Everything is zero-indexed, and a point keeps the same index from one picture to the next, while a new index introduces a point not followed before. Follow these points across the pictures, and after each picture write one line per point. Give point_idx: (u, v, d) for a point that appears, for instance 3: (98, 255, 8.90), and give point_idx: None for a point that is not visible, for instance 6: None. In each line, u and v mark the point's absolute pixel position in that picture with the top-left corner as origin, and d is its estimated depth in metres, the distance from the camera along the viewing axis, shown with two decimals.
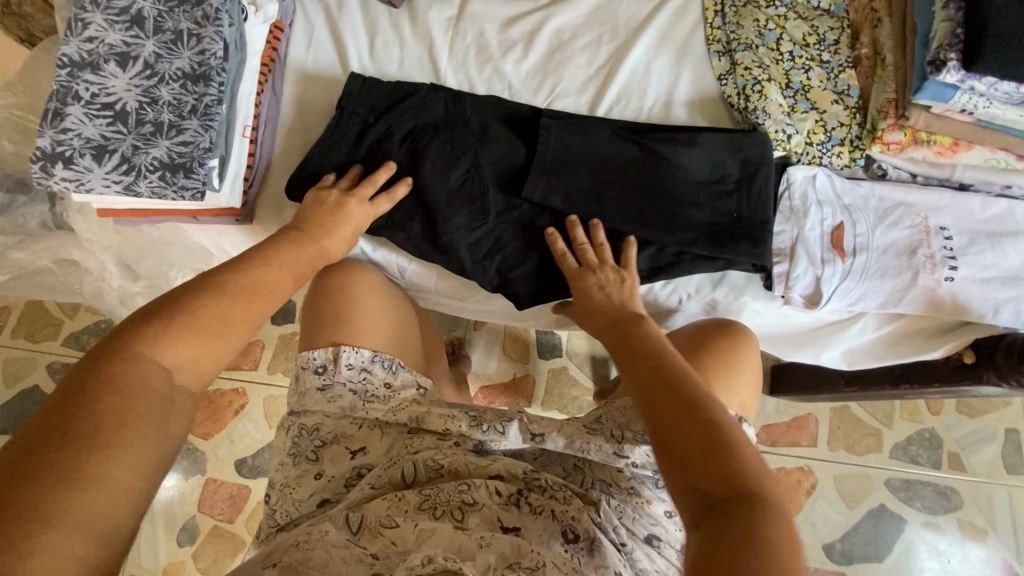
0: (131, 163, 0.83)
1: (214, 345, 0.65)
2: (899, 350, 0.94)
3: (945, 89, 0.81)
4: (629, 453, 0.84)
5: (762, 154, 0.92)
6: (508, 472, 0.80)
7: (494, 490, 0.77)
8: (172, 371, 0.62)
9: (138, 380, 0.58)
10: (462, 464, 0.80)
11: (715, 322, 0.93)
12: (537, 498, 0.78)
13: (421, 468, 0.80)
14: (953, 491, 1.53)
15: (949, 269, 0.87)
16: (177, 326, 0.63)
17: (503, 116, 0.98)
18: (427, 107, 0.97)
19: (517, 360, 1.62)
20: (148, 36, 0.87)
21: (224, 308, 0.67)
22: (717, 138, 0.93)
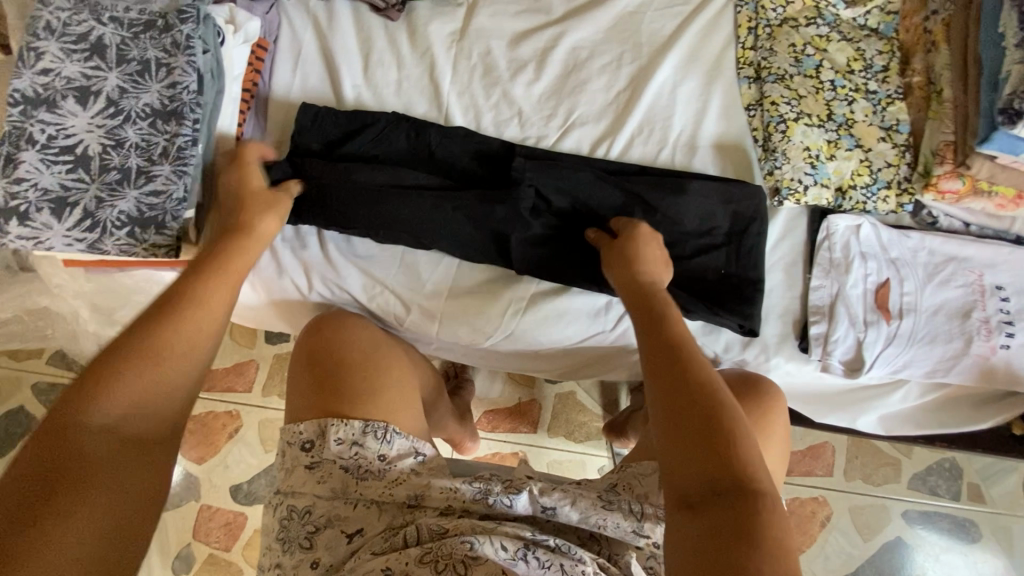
0: (95, 218, 0.73)
1: (173, 388, 0.55)
2: (943, 417, 0.86)
3: (1015, 142, 0.72)
4: (648, 533, 0.75)
5: (756, 207, 0.85)
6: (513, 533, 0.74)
7: (500, 544, 0.70)
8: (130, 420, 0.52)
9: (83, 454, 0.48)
10: (467, 527, 0.73)
11: (738, 375, 0.82)
12: (546, 552, 0.71)
13: (424, 531, 0.73)
14: (972, 523, 1.48)
15: (1006, 335, 0.79)
16: (133, 373, 0.53)
17: (472, 151, 0.91)
18: (389, 141, 0.90)
19: (522, 384, 1.56)
20: (111, 68, 0.76)
21: (174, 349, 0.56)
22: (706, 186, 0.86)
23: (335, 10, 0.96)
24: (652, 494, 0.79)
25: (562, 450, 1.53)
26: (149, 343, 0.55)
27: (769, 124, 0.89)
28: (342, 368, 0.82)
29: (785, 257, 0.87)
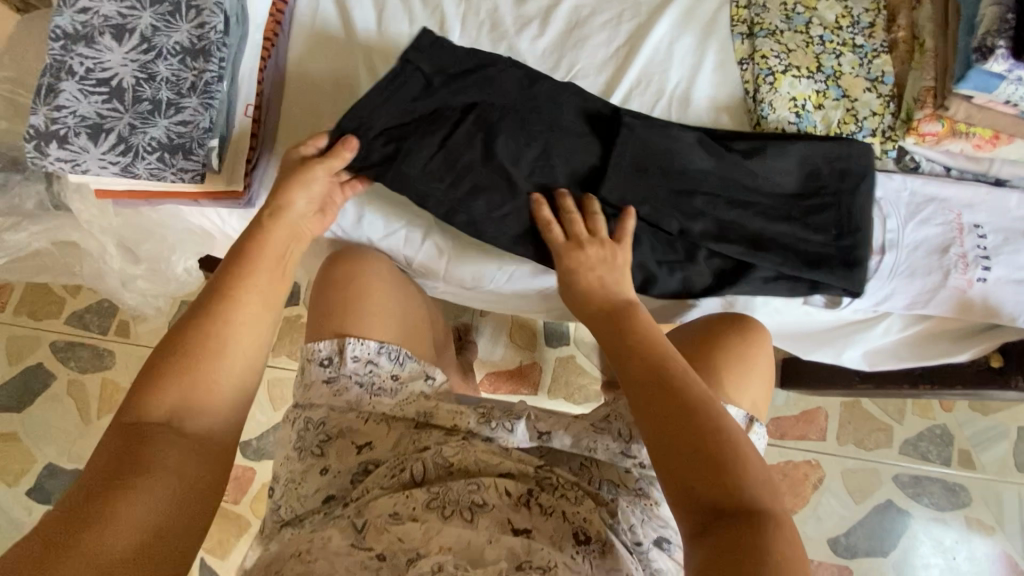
0: (128, 143, 0.79)
1: (209, 394, 0.66)
2: (924, 351, 0.91)
3: (990, 78, 0.76)
4: (636, 453, 0.81)
5: (866, 167, 0.86)
6: (517, 470, 0.79)
7: (504, 491, 0.75)
8: (177, 409, 0.64)
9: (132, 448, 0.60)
10: (476, 456, 0.79)
11: (727, 317, 0.89)
12: (548, 497, 0.76)
13: (430, 466, 0.78)
14: (962, 488, 1.51)
15: (982, 269, 0.83)
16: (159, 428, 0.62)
17: (579, 108, 0.90)
18: (495, 86, 0.87)
19: (523, 348, 1.60)
20: (144, 8, 0.82)
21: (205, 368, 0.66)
22: (818, 146, 0.87)
23: None
24: None
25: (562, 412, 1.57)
26: (201, 343, 0.67)
27: (759, 76, 0.94)
28: (363, 298, 0.87)
29: None
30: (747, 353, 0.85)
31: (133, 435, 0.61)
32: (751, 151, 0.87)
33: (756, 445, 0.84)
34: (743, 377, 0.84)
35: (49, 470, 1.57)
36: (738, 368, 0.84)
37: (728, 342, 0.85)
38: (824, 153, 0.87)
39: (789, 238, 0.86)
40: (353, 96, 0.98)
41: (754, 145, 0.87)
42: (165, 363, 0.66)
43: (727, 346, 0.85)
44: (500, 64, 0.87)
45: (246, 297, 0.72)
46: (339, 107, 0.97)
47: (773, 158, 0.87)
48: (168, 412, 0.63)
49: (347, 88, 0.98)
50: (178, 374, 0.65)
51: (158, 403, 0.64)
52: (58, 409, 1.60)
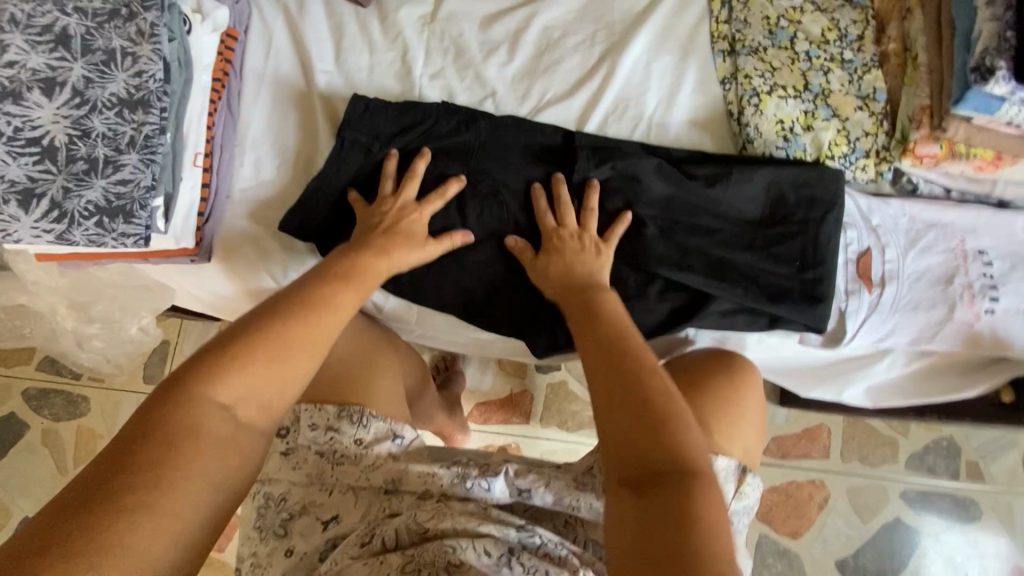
0: (63, 208, 0.73)
1: (270, 391, 0.61)
2: (932, 387, 0.85)
3: (990, 100, 0.70)
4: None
5: (833, 193, 0.81)
6: (499, 533, 0.72)
7: (483, 550, 0.68)
8: (234, 398, 0.59)
9: (185, 425, 0.56)
10: (450, 518, 0.73)
11: (710, 354, 0.83)
12: (530, 557, 0.69)
13: (402, 530, 0.72)
14: (972, 501, 1.46)
15: (990, 300, 0.77)
16: (203, 411, 0.57)
17: (528, 143, 0.88)
18: (440, 132, 0.87)
19: (513, 375, 1.54)
20: (76, 58, 0.76)
21: (276, 360, 0.62)
22: (785, 170, 0.82)
23: None
24: None
25: (556, 440, 1.51)
26: (280, 337, 0.63)
27: (743, 98, 0.88)
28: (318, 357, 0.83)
29: None
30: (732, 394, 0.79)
31: (181, 409, 0.56)
32: (710, 179, 0.83)
33: (750, 497, 0.77)
34: (730, 421, 0.77)
35: None
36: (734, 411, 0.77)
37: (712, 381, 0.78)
38: (789, 177, 0.82)
39: (752, 270, 0.82)
40: (307, 134, 0.92)
41: (712, 171, 0.84)
42: (235, 344, 0.61)
43: (710, 382, 0.78)
44: (445, 111, 0.88)
45: (333, 298, 0.69)
46: (283, 145, 0.92)
47: (733, 186, 0.82)
48: (222, 403, 0.59)
49: (302, 127, 0.92)
50: (261, 367, 0.61)
51: (214, 391, 0.58)
52: (33, 460, 1.54)
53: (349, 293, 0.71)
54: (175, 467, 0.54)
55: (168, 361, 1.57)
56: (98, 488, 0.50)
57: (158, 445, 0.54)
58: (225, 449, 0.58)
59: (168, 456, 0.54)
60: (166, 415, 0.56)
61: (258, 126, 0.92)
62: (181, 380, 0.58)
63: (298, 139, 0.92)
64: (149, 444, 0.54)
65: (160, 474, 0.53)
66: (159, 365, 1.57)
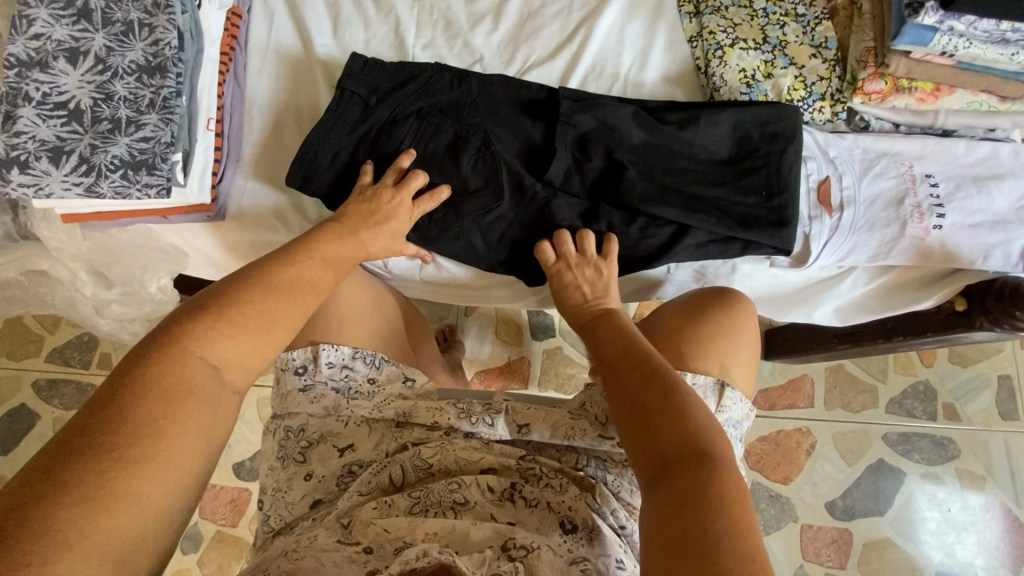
0: (90, 164, 0.79)
1: (259, 351, 0.65)
2: (891, 302, 0.93)
3: (924, 32, 0.78)
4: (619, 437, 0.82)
5: (794, 127, 0.89)
6: (500, 465, 0.81)
7: (487, 487, 0.77)
8: (223, 360, 0.62)
9: (178, 380, 0.58)
10: (455, 453, 0.81)
11: (712, 291, 0.91)
12: (532, 489, 0.78)
13: (409, 469, 0.80)
14: (950, 440, 1.54)
15: (937, 217, 0.86)
16: (191, 367, 0.59)
17: (513, 100, 0.97)
18: (433, 91, 0.96)
19: (510, 343, 1.61)
20: (97, 30, 0.83)
21: (259, 330, 0.65)
22: (747, 111, 0.90)
23: None
24: None
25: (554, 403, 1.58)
26: (263, 307, 0.67)
27: (708, 52, 0.97)
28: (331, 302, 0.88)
29: None
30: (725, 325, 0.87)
31: (172, 366, 0.58)
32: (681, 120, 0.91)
33: (741, 416, 0.84)
34: (724, 347, 0.85)
35: None
36: (720, 341, 0.86)
37: (711, 315, 0.87)
38: (753, 117, 0.90)
39: (723, 201, 0.90)
40: (308, 101, 1.00)
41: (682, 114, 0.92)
42: (214, 312, 0.63)
43: (706, 319, 0.87)
44: (436, 72, 0.96)
45: (301, 272, 0.73)
46: (287, 110, 0.99)
47: (702, 126, 0.91)
48: (212, 364, 0.61)
49: (303, 95, 1.00)
50: (248, 337, 0.64)
51: (202, 351, 0.61)
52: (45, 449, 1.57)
53: (315, 274, 0.74)
54: (175, 425, 0.56)
55: None
56: (89, 441, 0.52)
57: (166, 411, 0.55)
58: (212, 410, 0.59)
59: (166, 424, 0.55)
60: (166, 387, 0.57)
61: (264, 93, 0.99)
62: (160, 350, 0.59)
63: (301, 104, 1.00)
64: (122, 406, 0.54)
65: (165, 435, 0.54)
66: None
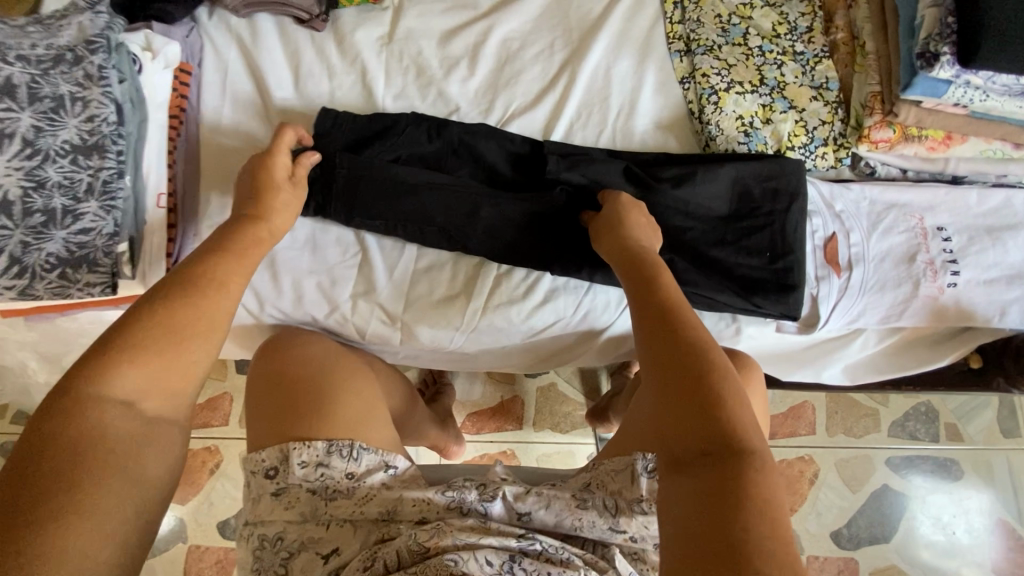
0: (24, 263, 0.71)
1: (176, 373, 0.58)
2: (903, 360, 0.88)
3: (937, 85, 0.73)
4: (625, 527, 0.73)
5: (799, 184, 0.83)
6: (500, 543, 0.70)
7: (484, 560, 0.67)
8: (137, 390, 0.55)
9: (95, 430, 0.51)
10: (455, 531, 0.70)
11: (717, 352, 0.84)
12: (533, 562, 0.68)
13: (403, 553, 0.69)
14: (953, 462, 1.52)
15: (951, 274, 0.81)
16: (106, 404, 0.53)
17: (496, 154, 0.89)
18: (411, 140, 0.89)
19: (502, 382, 1.55)
20: (23, 107, 0.73)
21: (165, 362, 0.57)
22: (747, 165, 0.84)
23: (258, 24, 0.95)
24: (626, 490, 0.75)
25: (550, 443, 1.52)
26: (166, 321, 0.58)
27: (702, 96, 0.90)
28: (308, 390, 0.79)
29: None
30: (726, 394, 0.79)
31: (81, 410, 0.52)
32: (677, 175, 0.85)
33: None
34: None
35: None
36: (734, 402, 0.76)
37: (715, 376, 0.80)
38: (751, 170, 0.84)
39: (723, 264, 0.83)
40: None
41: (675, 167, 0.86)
42: (126, 344, 0.55)
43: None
44: (412, 121, 0.89)
45: (212, 297, 0.62)
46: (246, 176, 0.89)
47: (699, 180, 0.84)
48: (126, 406, 0.54)
49: None
50: (156, 375, 0.56)
51: (113, 381, 0.54)
52: None
53: (227, 293, 0.63)
54: (80, 488, 0.49)
55: None
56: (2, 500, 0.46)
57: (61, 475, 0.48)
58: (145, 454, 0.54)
59: (74, 480, 0.49)
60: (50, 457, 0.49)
61: (219, 154, 0.89)
62: (63, 401, 0.52)
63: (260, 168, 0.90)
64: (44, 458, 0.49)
65: (71, 506, 0.48)
66: None
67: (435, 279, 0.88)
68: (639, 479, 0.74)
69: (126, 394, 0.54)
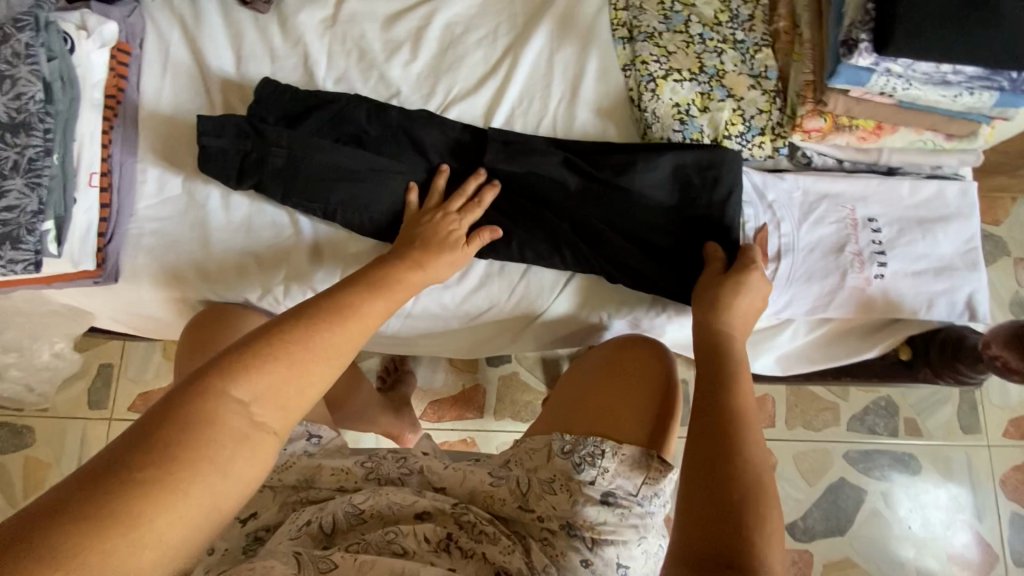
0: None
1: (300, 392, 0.52)
2: (833, 351, 0.88)
3: (859, 73, 0.72)
4: (535, 508, 0.72)
5: (737, 172, 0.82)
6: (435, 510, 0.72)
7: (423, 536, 0.68)
8: (261, 393, 0.49)
9: (209, 416, 0.46)
10: (383, 498, 0.72)
11: (634, 339, 0.85)
12: (466, 539, 0.70)
13: (340, 514, 0.70)
14: (911, 456, 1.52)
15: (878, 265, 0.81)
16: (230, 403, 0.47)
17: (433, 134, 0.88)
18: (346, 120, 0.88)
19: (464, 370, 1.55)
20: None
21: (282, 376, 0.51)
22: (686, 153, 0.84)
23: (202, 6, 0.95)
24: (542, 469, 0.74)
25: (510, 431, 1.52)
26: (312, 329, 0.54)
27: (640, 84, 0.90)
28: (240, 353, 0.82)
29: None
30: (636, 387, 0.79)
31: (203, 406, 0.46)
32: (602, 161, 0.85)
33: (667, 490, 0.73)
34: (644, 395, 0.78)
35: None
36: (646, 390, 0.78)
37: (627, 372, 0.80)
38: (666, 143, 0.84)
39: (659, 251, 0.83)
40: None
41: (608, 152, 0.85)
42: (255, 352, 0.51)
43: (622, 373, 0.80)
44: (349, 101, 0.88)
45: (367, 307, 0.61)
46: (179, 151, 0.89)
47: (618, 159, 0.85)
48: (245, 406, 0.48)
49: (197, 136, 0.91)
50: (280, 382, 0.50)
51: (240, 384, 0.49)
52: None
53: (387, 301, 0.64)
54: (171, 480, 0.43)
55: (112, 384, 1.53)
56: (108, 469, 0.42)
57: (195, 437, 0.45)
58: (240, 454, 0.46)
59: (168, 472, 0.43)
60: (194, 407, 0.46)
61: (159, 133, 0.90)
62: (193, 381, 0.48)
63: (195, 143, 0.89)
64: (164, 434, 0.44)
65: (159, 489, 0.42)
66: (103, 389, 1.53)
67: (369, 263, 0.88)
68: (554, 457, 0.73)
69: (249, 394, 0.49)
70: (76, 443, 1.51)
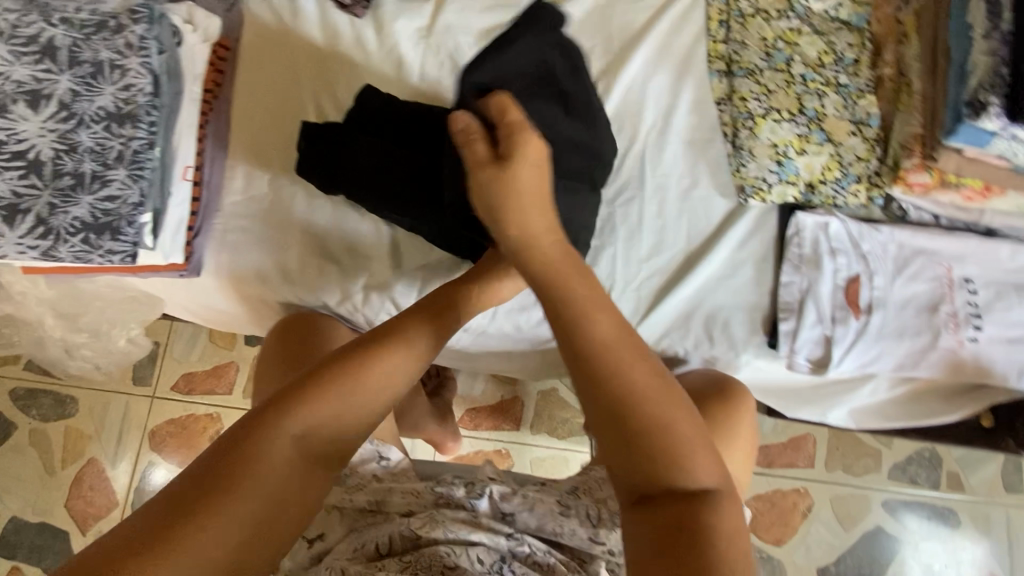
0: (48, 226, 0.72)
1: (366, 401, 0.63)
2: (913, 410, 0.86)
3: (981, 134, 0.72)
4: (603, 540, 0.71)
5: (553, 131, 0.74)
6: (489, 538, 0.69)
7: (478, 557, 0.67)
8: (313, 427, 0.59)
9: (240, 456, 0.55)
10: (445, 524, 0.69)
11: (718, 375, 0.80)
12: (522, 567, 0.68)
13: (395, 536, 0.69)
14: (951, 511, 1.49)
15: (973, 329, 0.79)
16: (263, 442, 0.56)
17: None
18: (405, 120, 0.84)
19: (504, 381, 1.54)
20: (62, 70, 0.74)
21: (316, 424, 0.60)
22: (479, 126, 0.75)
23: (300, 5, 0.95)
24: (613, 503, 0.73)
25: (546, 447, 1.52)
26: (337, 385, 0.62)
27: (738, 119, 0.89)
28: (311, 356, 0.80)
29: (755, 254, 0.87)
30: (720, 427, 0.74)
31: (248, 450, 0.56)
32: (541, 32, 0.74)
33: None
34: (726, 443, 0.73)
35: (16, 525, 1.48)
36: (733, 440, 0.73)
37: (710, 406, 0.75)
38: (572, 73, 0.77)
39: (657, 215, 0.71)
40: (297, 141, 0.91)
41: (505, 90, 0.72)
42: (322, 381, 0.61)
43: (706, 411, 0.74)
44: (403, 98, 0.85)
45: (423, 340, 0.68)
46: (274, 154, 0.90)
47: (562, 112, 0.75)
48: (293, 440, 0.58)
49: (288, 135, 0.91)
50: (228, 456, 0.55)
51: (294, 421, 0.58)
52: (22, 462, 1.51)
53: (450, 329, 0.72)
54: (213, 511, 0.52)
55: (158, 363, 1.55)
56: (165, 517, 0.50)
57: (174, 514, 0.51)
58: (271, 487, 0.55)
59: (199, 504, 0.52)
60: (187, 484, 0.53)
61: (256, 134, 0.90)
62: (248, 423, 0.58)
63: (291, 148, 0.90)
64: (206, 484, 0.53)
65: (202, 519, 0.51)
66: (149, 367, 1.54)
67: (450, 279, 0.88)
68: None
69: (209, 476, 0.54)
70: (117, 417, 1.53)
